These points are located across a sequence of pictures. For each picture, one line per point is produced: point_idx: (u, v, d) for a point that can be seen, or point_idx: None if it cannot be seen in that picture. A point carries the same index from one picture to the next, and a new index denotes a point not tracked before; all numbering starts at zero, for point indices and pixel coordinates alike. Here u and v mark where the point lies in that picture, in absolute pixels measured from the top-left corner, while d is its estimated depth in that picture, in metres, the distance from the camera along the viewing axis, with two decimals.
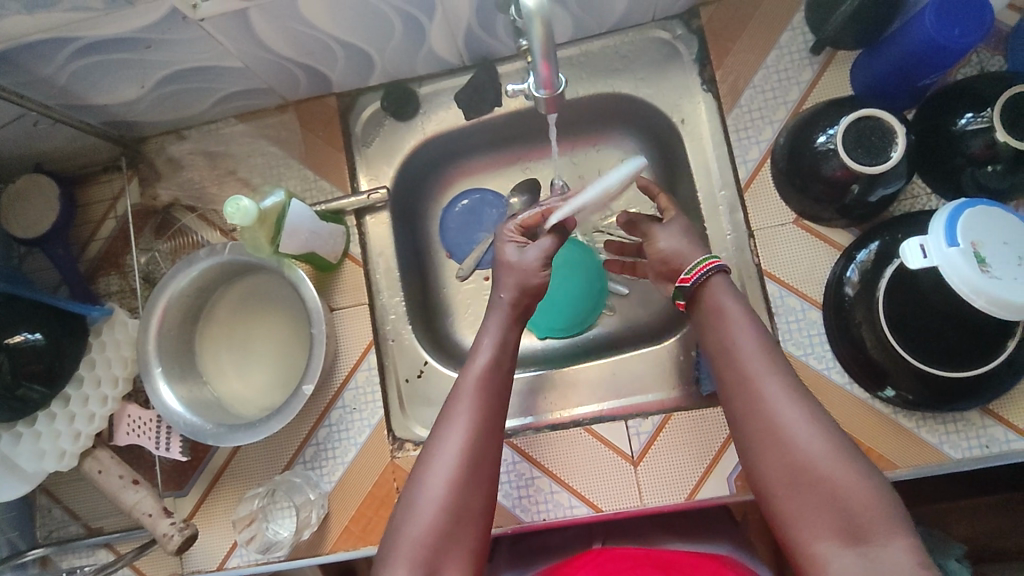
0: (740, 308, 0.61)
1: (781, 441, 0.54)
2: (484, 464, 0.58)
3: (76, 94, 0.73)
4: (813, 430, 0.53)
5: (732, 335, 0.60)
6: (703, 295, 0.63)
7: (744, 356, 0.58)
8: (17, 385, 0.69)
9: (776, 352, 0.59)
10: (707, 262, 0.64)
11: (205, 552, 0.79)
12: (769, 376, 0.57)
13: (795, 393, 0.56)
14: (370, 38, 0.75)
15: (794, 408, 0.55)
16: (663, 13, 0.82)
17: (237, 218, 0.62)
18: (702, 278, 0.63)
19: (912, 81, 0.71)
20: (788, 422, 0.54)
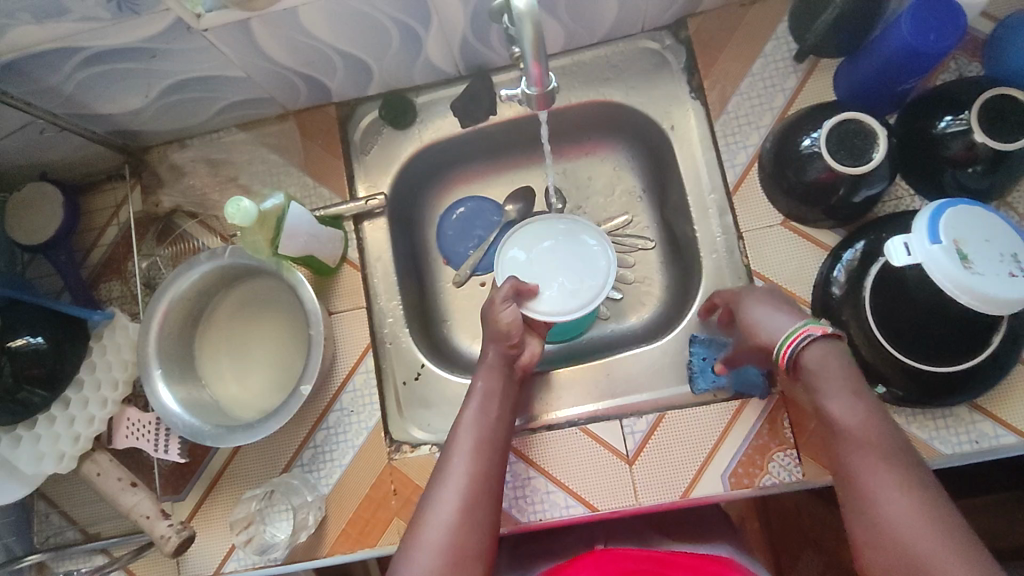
0: (841, 383, 0.60)
1: (878, 527, 0.53)
2: (482, 506, 0.62)
3: (81, 102, 0.75)
4: (911, 519, 0.52)
5: (827, 412, 0.59)
6: (801, 368, 0.62)
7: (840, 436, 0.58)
8: (17, 389, 0.71)
9: (886, 435, 0.56)
10: (801, 330, 0.63)
11: (202, 558, 0.78)
12: (870, 464, 0.55)
13: (904, 482, 0.54)
14: (369, 48, 0.78)
15: (885, 488, 0.54)
16: (652, 24, 0.85)
17: (238, 218, 0.63)
18: (795, 349, 0.62)
19: (892, 86, 0.73)
20: (881, 509, 0.53)
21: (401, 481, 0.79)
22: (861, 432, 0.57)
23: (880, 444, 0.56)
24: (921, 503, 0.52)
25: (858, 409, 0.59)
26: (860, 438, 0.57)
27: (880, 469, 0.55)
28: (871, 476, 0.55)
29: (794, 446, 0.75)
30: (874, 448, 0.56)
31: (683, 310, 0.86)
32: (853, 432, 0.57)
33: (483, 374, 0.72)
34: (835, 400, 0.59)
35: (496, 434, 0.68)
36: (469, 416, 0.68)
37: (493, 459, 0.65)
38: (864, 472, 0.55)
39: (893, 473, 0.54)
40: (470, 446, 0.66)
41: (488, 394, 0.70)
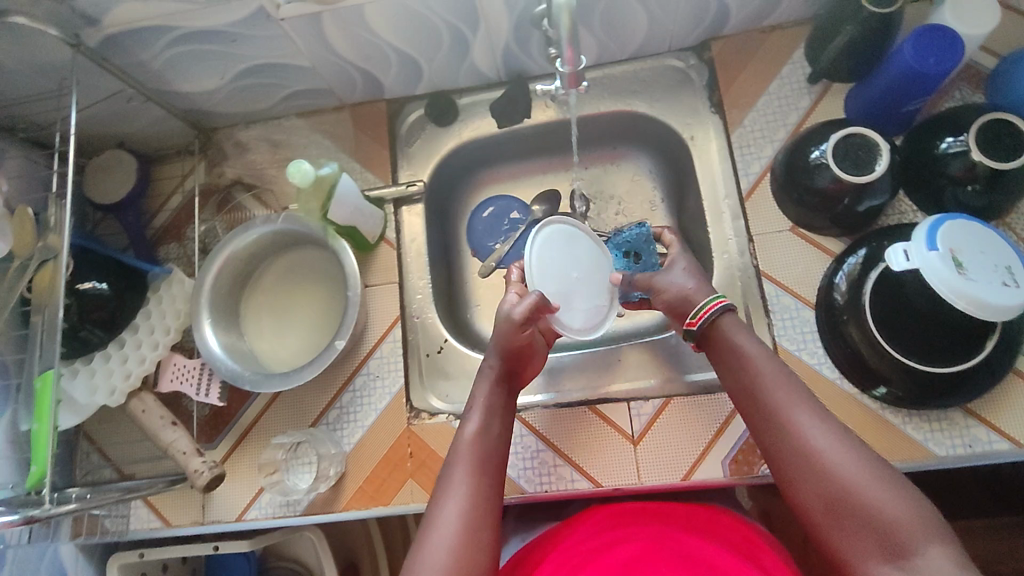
0: (755, 347, 0.69)
1: (809, 460, 0.61)
2: (484, 526, 0.64)
3: (164, 78, 0.84)
4: (839, 448, 0.60)
5: (748, 366, 0.68)
6: (714, 331, 0.72)
7: (763, 390, 0.66)
8: (81, 327, 0.79)
9: (794, 380, 0.66)
10: (714, 302, 0.73)
11: (228, 502, 0.83)
12: (790, 404, 0.64)
13: (820, 418, 0.63)
14: (422, 48, 0.87)
15: (811, 425, 0.62)
16: (678, 44, 0.93)
17: (297, 178, 0.72)
18: (711, 318, 0.72)
19: (897, 107, 0.80)
20: (809, 441, 0.61)
21: (418, 445, 0.83)
22: (781, 382, 0.66)
23: (797, 392, 0.65)
24: (842, 436, 0.61)
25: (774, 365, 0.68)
26: (785, 388, 0.65)
27: (805, 410, 0.64)
28: (799, 416, 0.63)
29: None
30: (795, 397, 0.65)
31: None
32: (773, 385, 0.66)
33: (483, 389, 0.75)
34: (759, 361, 0.68)
35: (494, 449, 0.71)
36: (469, 434, 0.71)
37: (489, 477, 0.68)
38: (793, 413, 0.64)
39: (815, 413, 0.63)
40: (469, 464, 0.69)
41: (490, 409, 0.74)
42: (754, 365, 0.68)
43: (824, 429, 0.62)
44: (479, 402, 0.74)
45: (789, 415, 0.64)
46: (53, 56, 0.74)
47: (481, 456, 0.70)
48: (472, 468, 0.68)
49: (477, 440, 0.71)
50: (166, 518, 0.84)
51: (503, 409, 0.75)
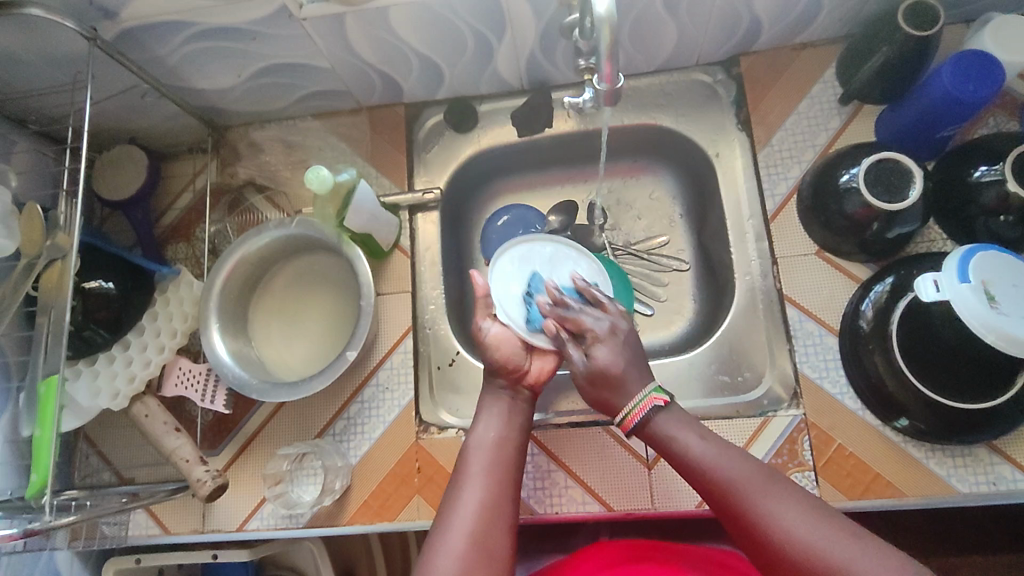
0: (695, 434, 0.65)
1: (779, 552, 0.56)
2: (496, 535, 0.60)
3: (180, 75, 0.82)
4: (810, 528, 0.56)
5: (694, 459, 0.63)
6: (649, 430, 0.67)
7: (716, 481, 0.61)
8: (85, 326, 0.77)
9: (744, 459, 0.62)
10: (645, 401, 0.66)
11: (229, 512, 0.81)
12: (748, 487, 0.60)
13: (781, 497, 0.58)
14: (446, 53, 0.85)
15: (774, 508, 0.58)
16: (706, 59, 0.91)
17: (315, 185, 0.72)
18: (644, 417, 0.66)
19: (931, 133, 0.78)
20: (778, 527, 0.57)
21: (426, 460, 0.81)
22: (735, 468, 0.61)
23: (754, 475, 0.60)
24: (808, 513, 0.57)
25: (718, 448, 0.63)
26: (739, 475, 0.61)
27: (764, 492, 0.59)
28: (762, 501, 0.59)
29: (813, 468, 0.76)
30: (752, 480, 0.60)
31: (712, 330, 0.89)
32: (726, 470, 0.61)
33: (488, 391, 0.72)
34: (704, 448, 0.63)
35: (511, 447, 0.67)
36: (478, 435, 0.68)
37: (504, 474, 0.64)
38: (752, 501, 0.59)
39: (777, 496, 0.59)
40: (481, 468, 0.64)
41: (496, 410, 0.70)
42: (698, 454, 0.63)
43: (790, 507, 0.58)
44: (488, 399, 0.71)
45: (748, 503, 0.59)
46: (69, 49, 0.72)
47: (494, 452, 0.66)
48: (484, 468, 0.64)
49: (488, 444, 0.67)
50: (165, 524, 0.82)
51: (512, 409, 0.70)
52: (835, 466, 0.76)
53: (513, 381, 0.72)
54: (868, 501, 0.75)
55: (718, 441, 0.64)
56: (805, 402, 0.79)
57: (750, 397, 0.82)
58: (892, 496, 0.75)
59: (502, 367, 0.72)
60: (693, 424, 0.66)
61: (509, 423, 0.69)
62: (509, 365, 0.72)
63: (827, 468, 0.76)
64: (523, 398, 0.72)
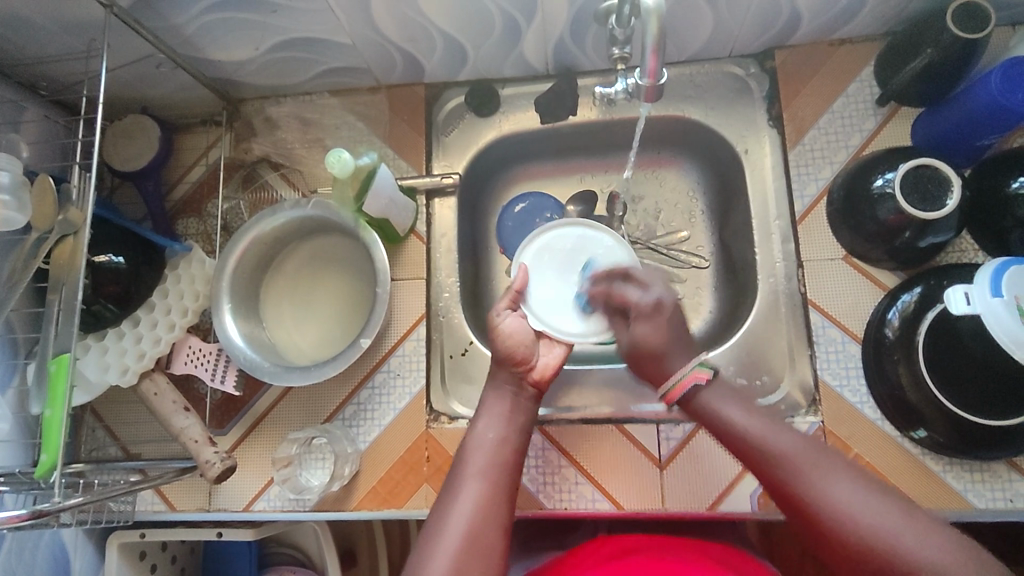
0: (741, 411, 0.65)
1: (825, 524, 0.56)
2: (495, 525, 0.60)
3: (196, 45, 0.79)
4: (858, 501, 0.55)
5: (737, 429, 0.64)
6: (696, 403, 0.68)
7: (764, 455, 0.61)
8: (94, 301, 0.75)
9: (799, 433, 0.62)
10: (689, 374, 0.69)
11: (236, 492, 0.81)
12: (794, 463, 0.59)
13: (833, 469, 0.58)
14: (471, 34, 0.82)
15: (824, 483, 0.57)
16: (740, 50, 0.88)
17: (336, 168, 0.70)
18: (688, 392, 0.69)
19: (971, 140, 0.75)
20: (825, 500, 0.56)
21: (436, 449, 0.80)
22: (784, 443, 0.61)
23: (807, 453, 0.60)
24: (857, 489, 0.56)
25: (763, 424, 0.63)
26: (785, 450, 0.60)
27: (815, 468, 0.58)
28: (809, 476, 0.58)
29: None
30: (805, 453, 0.60)
31: (730, 331, 0.87)
32: (774, 445, 0.61)
33: (491, 392, 0.73)
34: (751, 426, 0.63)
35: (512, 450, 0.67)
36: (479, 432, 0.68)
37: (504, 475, 0.64)
38: (798, 478, 0.58)
39: (825, 471, 0.58)
40: (480, 462, 0.65)
41: (498, 410, 0.70)
42: (746, 430, 0.63)
43: (840, 482, 0.57)
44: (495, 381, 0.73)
45: (795, 479, 0.58)
46: (85, 14, 0.69)
47: (498, 450, 0.66)
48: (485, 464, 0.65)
49: (492, 445, 0.66)
50: (171, 501, 0.82)
51: (512, 409, 0.71)
52: None
53: (517, 374, 0.73)
54: None
55: (767, 418, 0.64)
56: (824, 409, 0.78)
57: (767, 402, 0.81)
58: None
59: (509, 358, 0.73)
60: (743, 401, 0.67)
61: (512, 426, 0.69)
62: (516, 357, 0.72)
63: None
64: (526, 393, 0.73)
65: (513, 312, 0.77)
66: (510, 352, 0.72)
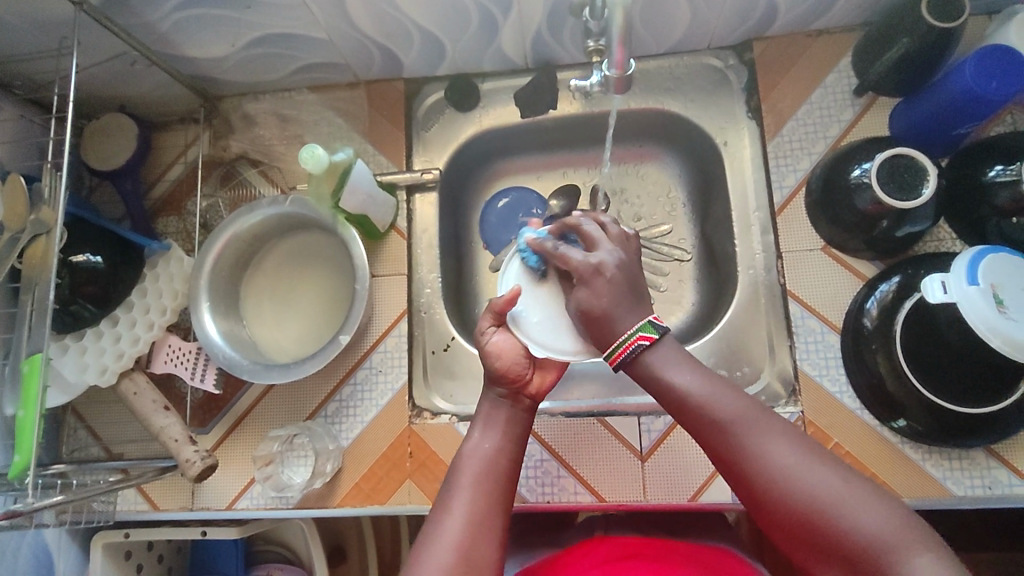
0: (684, 369, 0.58)
1: (765, 490, 0.51)
2: (490, 542, 0.56)
3: (171, 42, 0.78)
4: (801, 466, 0.51)
5: (675, 389, 0.57)
6: (636, 366, 0.60)
7: (709, 420, 0.55)
8: (72, 301, 0.74)
9: (736, 389, 0.56)
10: (630, 339, 0.59)
11: (219, 491, 0.81)
12: (738, 426, 0.54)
13: (774, 432, 0.53)
14: (448, 29, 0.81)
15: (769, 446, 0.52)
16: (718, 42, 0.88)
17: (310, 164, 0.70)
18: (632, 353, 0.59)
19: (947, 130, 0.75)
20: (766, 467, 0.52)
21: (418, 445, 0.80)
22: (730, 405, 0.55)
23: (750, 415, 0.54)
24: (803, 454, 0.52)
25: (711, 384, 0.57)
26: (731, 414, 0.55)
27: (762, 431, 0.53)
28: (750, 441, 0.53)
29: None
30: (745, 414, 0.54)
31: (712, 323, 0.88)
32: (719, 408, 0.55)
33: (485, 404, 0.69)
34: (696, 385, 0.57)
35: (510, 461, 0.64)
36: (472, 445, 0.65)
37: (498, 487, 0.61)
38: (746, 444, 0.53)
39: (770, 432, 0.53)
40: (473, 474, 0.61)
41: (491, 422, 0.67)
42: (688, 390, 0.57)
43: (782, 445, 0.52)
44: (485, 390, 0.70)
45: (738, 444, 0.53)
46: (55, 13, 0.69)
47: (488, 460, 0.63)
48: (475, 474, 0.61)
49: (490, 458, 0.63)
50: (153, 501, 0.82)
51: (510, 420, 0.67)
52: None
53: (512, 390, 0.69)
54: None
55: (710, 374, 0.58)
56: (804, 399, 0.78)
57: (748, 392, 0.81)
58: None
59: (503, 375, 0.69)
60: (685, 357, 0.59)
61: (511, 438, 0.66)
62: (511, 374, 0.68)
63: None
64: (522, 406, 0.69)
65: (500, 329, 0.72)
66: (502, 371, 0.68)
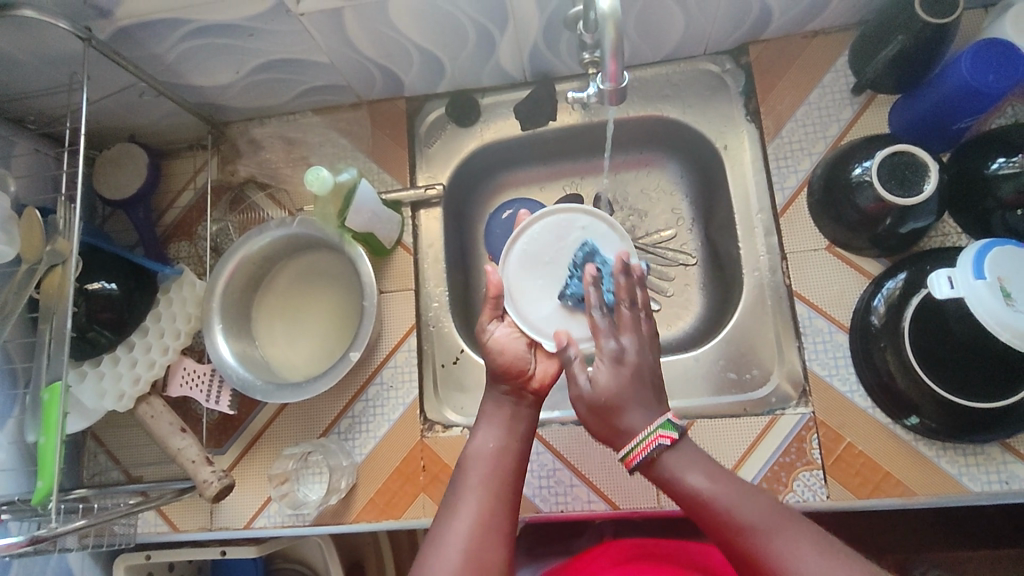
0: (705, 476, 0.56)
1: None
2: (496, 543, 0.57)
3: (178, 72, 0.80)
4: (827, 572, 0.49)
5: (697, 496, 0.56)
6: (654, 468, 0.58)
7: (731, 527, 0.53)
8: (88, 328, 0.75)
9: (764, 495, 0.55)
10: (650, 437, 0.58)
11: (237, 510, 0.82)
12: (767, 534, 0.52)
13: (802, 540, 0.51)
14: (446, 47, 0.83)
15: (797, 555, 0.50)
16: (714, 48, 0.89)
17: (315, 186, 0.71)
18: (649, 455, 0.58)
19: (947, 124, 0.75)
20: (793, 573, 0.49)
21: (431, 458, 0.81)
22: (754, 512, 0.53)
23: (776, 520, 0.52)
24: (830, 558, 0.49)
25: (732, 489, 0.55)
26: (755, 520, 0.53)
27: (788, 538, 0.51)
28: (778, 549, 0.51)
29: (821, 467, 0.76)
30: (770, 524, 0.52)
31: (719, 326, 0.88)
32: (743, 513, 0.53)
33: (489, 401, 0.70)
34: (717, 492, 0.55)
35: (515, 458, 0.65)
36: (477, 445, 0.66)
37: (505, 486, 0.62)
38: (771, 550, 0.51)
39: (791, 536, 0.51)
40: (481, 476, 0.62)
41: (496, 419, 0.68)
42: (710, 497, 0.55)
43: (809, 551, 0.50)
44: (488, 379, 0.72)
45: (764, 550, 0.51)
46: (65, 48, 0.71)
47: (498, 462, 0.64)
48: (484, 475, 0.62)
49: (495, 458, 0.64)
50: (174, 523, 0.83)
51: (514, 416, 0.69)
52: (845, 464, 0.75)
53: (516, 387, 0.71)
54: (878, 500, 0.74)
55: (731, 480, 0.56)
56: (814, 399, 0.78)
57: (758, 395, 0.81)
58: (901, 494, 0.74)
59: (505, 372, 0.71)
60: (709, 463, 0.58)
61: (513, 438, 0.67)
62: (511, 370, 0.70)
63: (836, 468, 0.75)
64: (527, 402, 0.70)
65: (500, 323, 0.76)
66: (503, 367, 0.71)
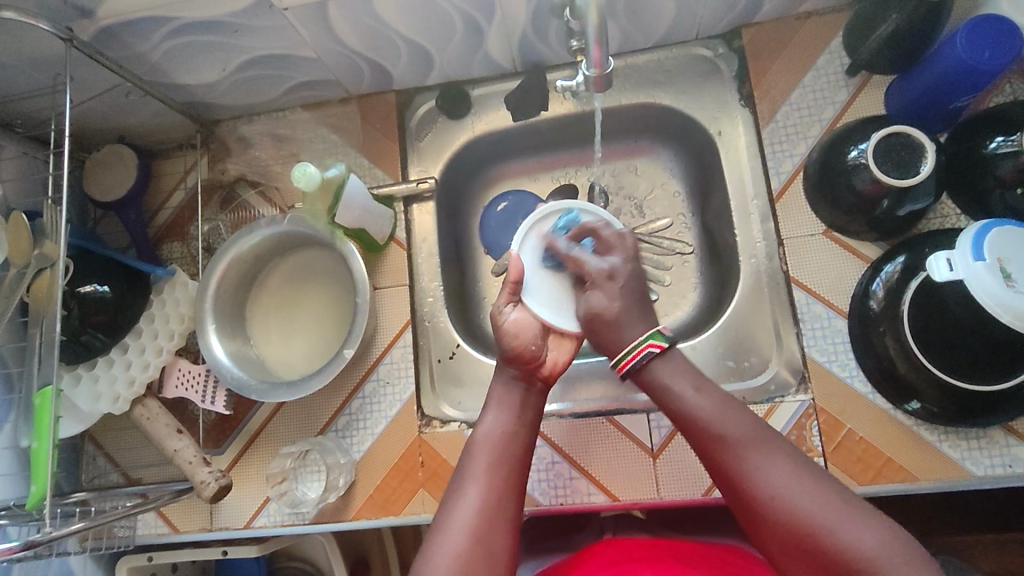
0: (691, 386, 0.63)
1: (762, 505, 0.55)
2: (500, 524, 0.58)
3: (164, 71, 0.80)
4: (794, 483, 0.54)
5: (686, 406, 0.62)
6: (645, 373, 0.66)
7: (709, 434, 0.59)
8: (82, 331, 0.76)
9: (746, 415, 0.60)
10: (640, 346, 0.66)
11: (236, 510, 0.82)
12: (750, 453, 0.57)
13: (783, 458, 0.56)
14: (433, 38, 0.81)
15: (758, 464, 0.56)
16: (706, 32, 0.87)
17: (303, 182, 0.70)
18: (640, 362, 0.66)
19: (944, 104, 0.74)
20: (764, 482, 0.55)
21: (429, 454, 0.80)
22: (732, 425, 0.59)
23: (752, 433, 0.58)
24: (786, 463, 0.56)
25: (715, 403, 0.61)
26: (730, 430, 0.59)
27: (762, 449, 0.57)
28: (751, 455, 0.57)
29: (822, 454, 0.75)
30: (754, 443, 0.57)
31: (716, 314, 0.87)
32: (723, 425, 0.59)
33: (496, 386, 0.69)
34: (699, 402, 0.61)
35: (521, 451, 0.64)
36: (484, 428, 0.65)
37: (512, 471, 0.61)
38: (744, 459, 0.57)
39: (751, 441, 0.58)
40: (489, 455, 0.62)
41: (504, 405, 0.67)
42: (692, 407, 0.61)
43: (780, 464, 0.56)
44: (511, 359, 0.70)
45: (738, 459, 0.57)
46: (47, 49, 0.70)
47: (504, 446, 0.63)
48: (493, 462, 0.61)
49: (505, 440, 0.64)
50: (174, 524, 0.83)
51: (523, 404, 0.67)
52: (846, 450, 0.75)
53: (525, 371, 0.69)
54: (880, 485, 0.74)
55: (709, 391, 0.62)
56: (813, 386, 0.77)
57: (757, 382, 0.81)
58: (903, 480, 0.73)
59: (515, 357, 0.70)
60: (694, 375, 0.64)
61: (522, 423, 0.66)
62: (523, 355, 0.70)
63: (837, 455, 0.75)
64: (534, 389, 0.70)
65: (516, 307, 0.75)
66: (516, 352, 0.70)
